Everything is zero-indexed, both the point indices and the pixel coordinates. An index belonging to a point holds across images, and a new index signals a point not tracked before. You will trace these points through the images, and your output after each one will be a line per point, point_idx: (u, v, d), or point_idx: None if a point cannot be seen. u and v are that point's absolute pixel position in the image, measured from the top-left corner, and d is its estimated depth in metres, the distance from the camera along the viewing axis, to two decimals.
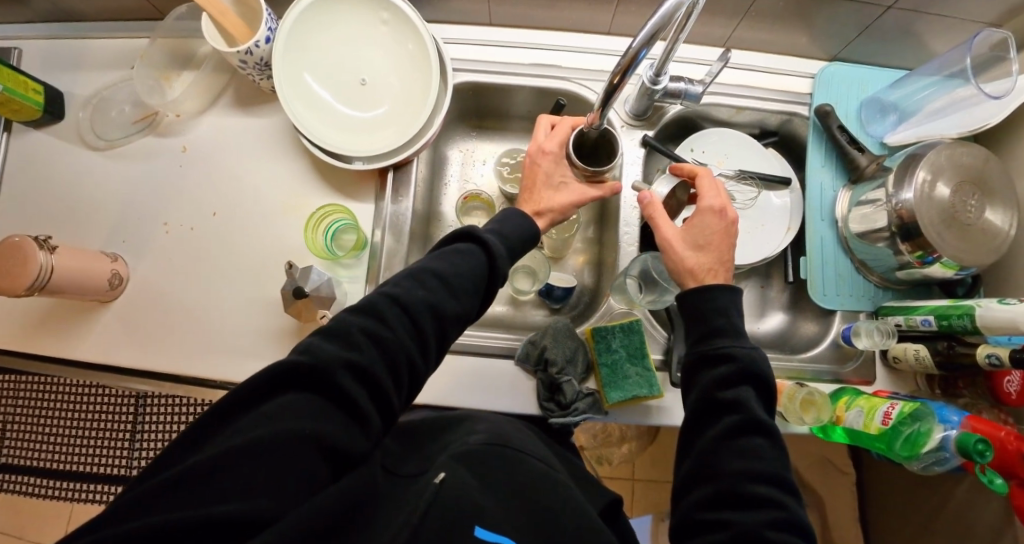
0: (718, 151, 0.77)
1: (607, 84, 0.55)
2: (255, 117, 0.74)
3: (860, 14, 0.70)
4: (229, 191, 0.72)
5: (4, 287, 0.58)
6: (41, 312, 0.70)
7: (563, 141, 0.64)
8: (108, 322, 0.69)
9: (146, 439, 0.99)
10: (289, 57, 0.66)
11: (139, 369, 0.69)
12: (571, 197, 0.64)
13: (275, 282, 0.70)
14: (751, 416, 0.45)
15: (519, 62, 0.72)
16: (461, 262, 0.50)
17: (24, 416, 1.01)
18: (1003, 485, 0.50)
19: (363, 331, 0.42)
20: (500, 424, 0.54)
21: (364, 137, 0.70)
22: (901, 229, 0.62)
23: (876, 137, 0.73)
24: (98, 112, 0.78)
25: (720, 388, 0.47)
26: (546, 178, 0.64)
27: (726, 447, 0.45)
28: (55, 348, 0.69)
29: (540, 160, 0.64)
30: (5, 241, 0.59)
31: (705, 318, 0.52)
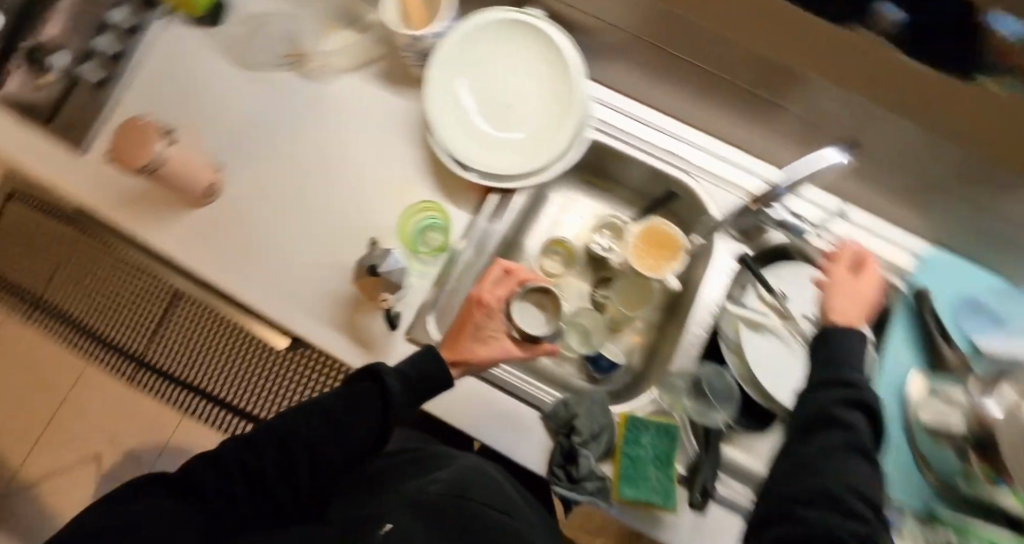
0: (803, 289, 0.74)
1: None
2: (391, 96, 0.78)
3: None
4: (341, 149, 0.76)
5: (126, 162, 0.66)
6: (148, 191, 0.76)
7: (503, 297, 0.62)
8: (192, 223, 0.75)
9: (169, 331, 1.23)
10: (452, 60, 0.71)
11: (201, 275, 0.74)
12: (495, 355, 0.59)
13: (347, 248, 0.72)
14: (861, 440, 0.44)
15: (648, 141, 0.75)
16: (356, 405, 0.50)
17: (106, 273, 1.30)
18: None
19: (238, 464, 0.45)
20: (465, 472, 0.53)
21: (487, 151, 0.72)
22: (975, 438, 0.61)
23: (966, 335, 0.70)
24: (254, 34, 0.82)
25: (840, 406, 0.46)
26: (475, 330, 0.60)
27: (825, 454, 0.44)
28: (141, 226, 0.75)
29: (473, 310, 0.61)
30: (134, 122, 0.66)
31: (837, 364, 0.50)
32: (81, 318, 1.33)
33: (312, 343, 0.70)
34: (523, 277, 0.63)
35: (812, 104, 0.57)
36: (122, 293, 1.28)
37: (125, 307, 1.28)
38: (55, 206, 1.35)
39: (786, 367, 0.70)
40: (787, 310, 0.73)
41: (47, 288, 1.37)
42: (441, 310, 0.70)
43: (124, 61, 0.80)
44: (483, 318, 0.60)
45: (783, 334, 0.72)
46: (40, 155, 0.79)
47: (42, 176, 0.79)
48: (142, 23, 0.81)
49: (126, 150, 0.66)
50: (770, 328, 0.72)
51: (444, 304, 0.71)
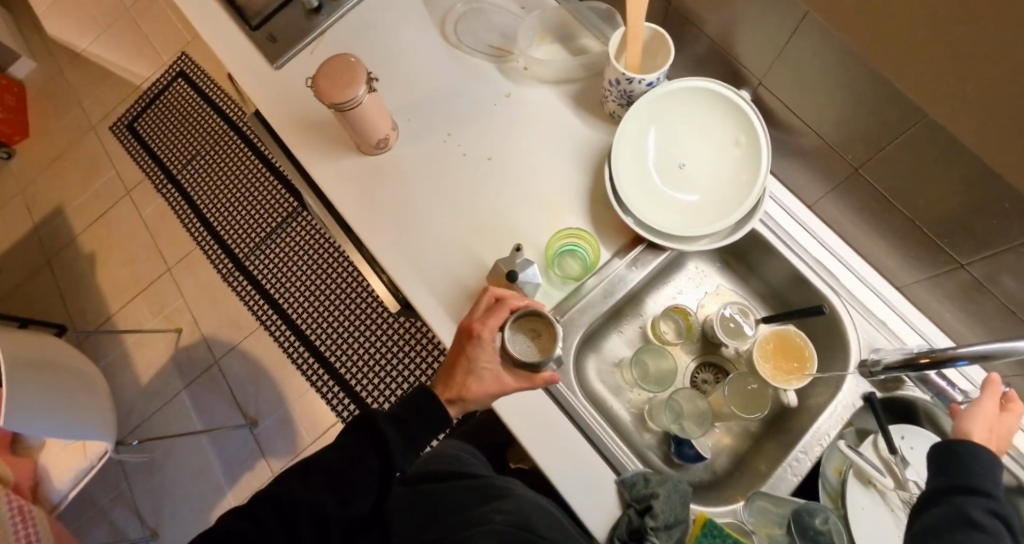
0: (926, 461, 0.68)
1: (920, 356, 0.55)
2: (575, 117, 0.79)
3: None
4: (510, 150, 0.78)
5: (325, 92, 0.67)
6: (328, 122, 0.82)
7: (495, 327, 0.59)
8: (354, 166, 0.80)
9: (278, 245, 1.40)
10: (651, 106, 0.73)
11: (347, 216, 0.78)
12: (490, 392, 0.58)
13: (485, 242, 0.74)
14: None
15: (807, 250, 0.74)
16: (359, 452, 0.52)
17: (246, 177, 1.48)
18: None
19: (270, 514, 0.46)
20: (525, 505, 0.55)
21: (650, 202, 0.72)
22: None
23: None
24: (468, 18, 0.87)
25: None
26: (467, 365, 0.59)
27: None
28: (313, 155, 0.81)
29: (464, 343, 0.60)
30: (345, 58, 0.67)
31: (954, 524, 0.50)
32: (205, 203, 1.50)
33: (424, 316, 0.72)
34: (516, 305, 0.61)
35: (1022, 285, 0.53)
36: (265, 211, 1.44)
37: (248, 209, 1.45)
38: (228, 107, 1.56)
39: (883, 536, 0.64)
40: (903, 477, 0.66)
41: (198, 181, 1.52)
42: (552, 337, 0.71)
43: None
44: (473, 350, 0.59)
45: (889, 499, 0.66)
46: (252, 60, 0.87)
47: (246, 79, 0.87)
48: None
49: (330, 82, 0.67)
50: (879, 488, 0.66)
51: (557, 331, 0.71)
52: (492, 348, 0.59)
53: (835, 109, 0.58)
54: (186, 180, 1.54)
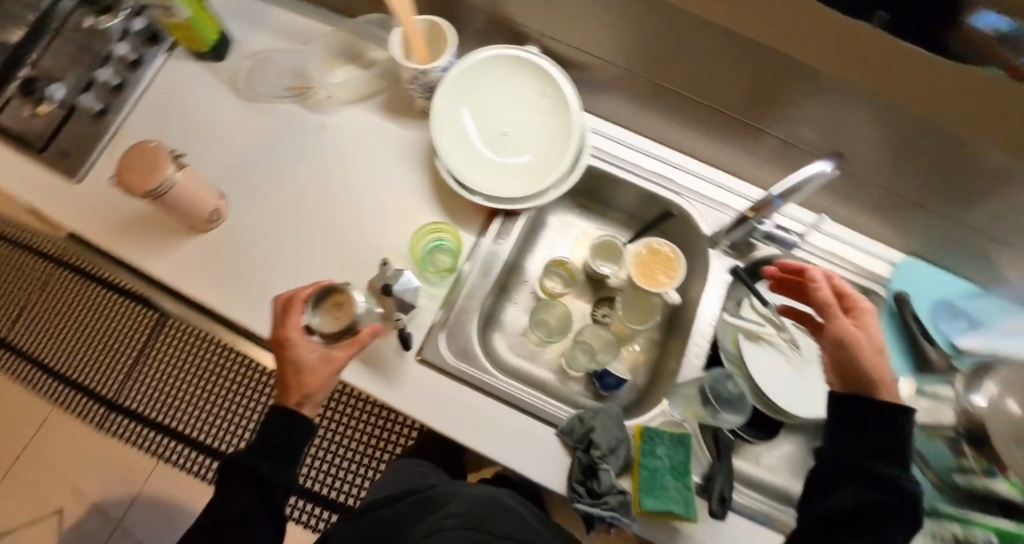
0: (793, 303, 0.79)
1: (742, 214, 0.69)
2: (397, 125, 0.81)
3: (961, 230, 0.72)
4: (344, 175, 0.78)
5: (131, 185, 0.63)
6: (144, 216, 0.75)
7: (297, 321, 0.59)
8: (188, 247, 0.74)
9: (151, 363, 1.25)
10: (456, 89, 0.76)
11: (199, 300, 0.72)
12: (328, 376, 0.58)
13: (352, 270, 0.72)
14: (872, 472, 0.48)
15: (642, 166, 0.80)
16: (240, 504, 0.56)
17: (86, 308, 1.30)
18: None
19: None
20: (479, 502, 0.51)
21: (488, 175, 0.75)
22: (967, 431, 0.65)
23: (945, 336, 0.76)
24: (259, 69, 0.85)
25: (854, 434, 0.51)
26: (293, 368, 0.58)
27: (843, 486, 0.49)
28: (138, 251, 0.74)
29: (280, 353, 0.59)
30: (143, 144, 0.64)
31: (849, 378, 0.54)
32: (46, 355, 1.29)
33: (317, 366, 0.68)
34: (307, 292, 0.60)
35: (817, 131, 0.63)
36: (121, 336, 1.28)
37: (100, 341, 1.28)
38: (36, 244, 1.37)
39: (782, 375, 0.74)
40: (781, 321, 0.76)
41: (30, 334, 1.32)
42: (452, 333, 0.71)
43: (123, 91, 0.82)
44: (290, 351, 0.58)
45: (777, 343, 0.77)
46: (32, 182, 0.78)
47: (32, 203, 0.78)
48: (143, 55, 0.83)
49: (133, 171, 0.63)
50: (766, 339, 0.76)
51: (454, 325, 0.71)
52: (304, 338, 0.58)
53: (603, 35, 0.65)
54: (14, 340, 1.32)
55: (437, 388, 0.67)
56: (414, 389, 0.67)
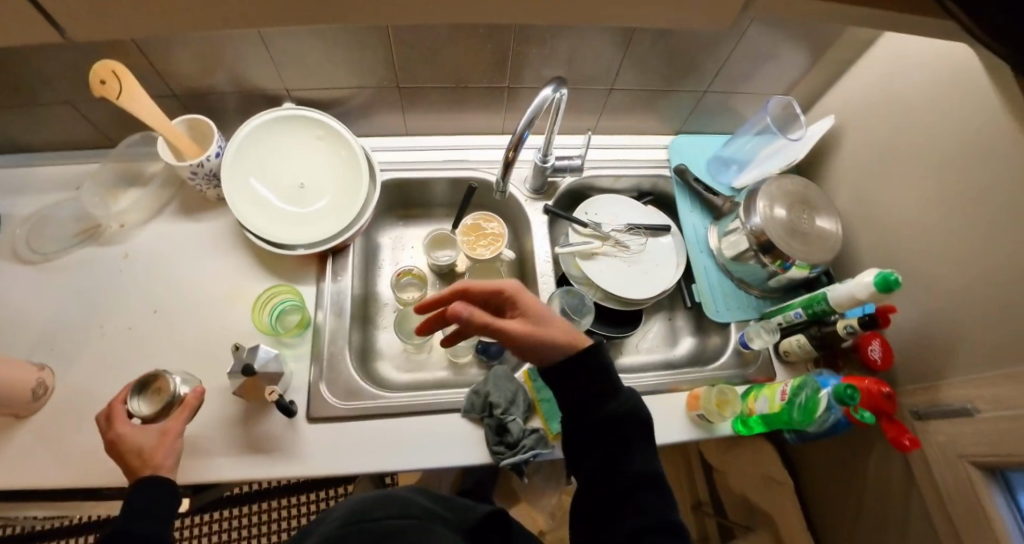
0: (608, 212, 0.91)
1: (505, 158, 0.69)
2: (202, 224, 0.82)
3: (693, 99, 0.88)
4: (169, 291, 0.78)
5: None
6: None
7: (122, 418, 0.60)
8: (25, 438, 0.70)
9: None
10: (235, 165, 0.78)
11: (58, 480, 0.67)
12: (175, 445, 0.60)
13: (216, 371, 0.73)
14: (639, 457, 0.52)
15: (434, 159, 0.88)
16: None
17: None
18: (870, 417, 0.59)
19: None
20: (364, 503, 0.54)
21: (304, 226, 0.80)
22: (760, 246, 0.77)
23: (726, 183, 0.91)
24: (36, 230, 0.81)
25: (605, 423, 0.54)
26: (133, 456, 0.58)
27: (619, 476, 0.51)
28: None
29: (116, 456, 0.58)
30: None
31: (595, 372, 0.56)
32: None
33: (214, 476, 0.67)
34: (121, 393, 0.62)
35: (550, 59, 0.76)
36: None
37: None
38: None
39: (622, 273, 0.86)
40: (604, 231, 0.88)
41: None
42: (332, 378, 0.73)
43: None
44: (125, 445, 0.58)
45: (608, 250, 0.88)
46: None
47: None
48: None
49: None
50: (599, 253, 0.87)
51: (332, 370, 0.74)
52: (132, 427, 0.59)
53: (344, 59, 0.72)
54: None
55: (342, 431, 0.70)
56: (320, 444, 0.70)
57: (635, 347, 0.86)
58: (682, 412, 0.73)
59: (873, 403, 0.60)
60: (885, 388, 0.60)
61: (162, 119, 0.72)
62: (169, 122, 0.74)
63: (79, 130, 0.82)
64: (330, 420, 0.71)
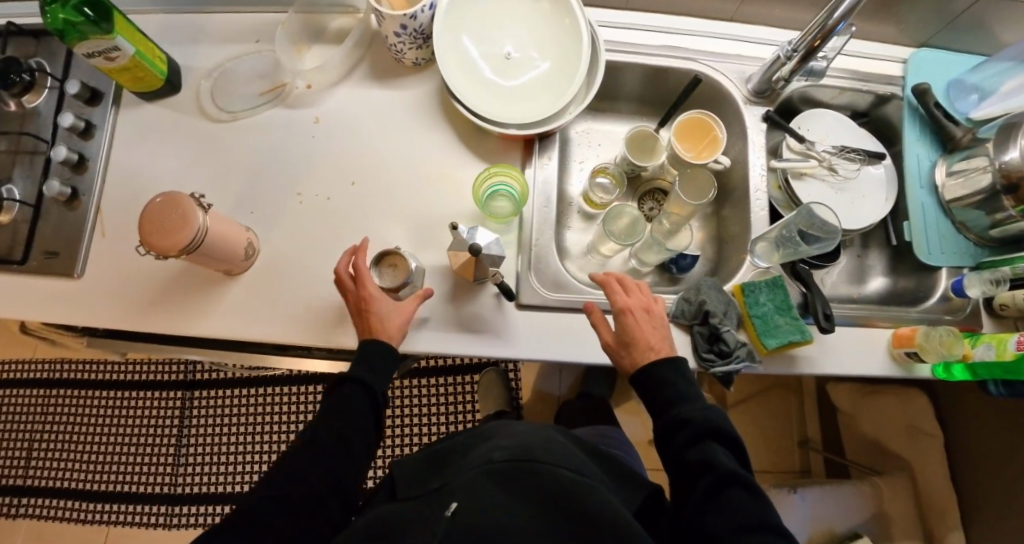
0: (821, 130, 0.83)
1: (807, 44, 0.66)
2: (392, 90, 0.75)
3: (960, 4, 0.75)
4: (366, 162, 0.72)
5: (158, 246, 0.56)
6: (171, 285, 0.68)
7: (370, 279, 0.61)
8: (234, 293, 0.68)
9: (224, 416, 1.29)
10: (449, 24, 0.69)
11: (277, 343, 0.67)
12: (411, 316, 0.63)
13: (422, 252, 0.70)
14: (722, 471, 0.56)
15: (650, 44, 0.77)
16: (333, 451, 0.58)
17: (136, 392, 1.30)
18: None
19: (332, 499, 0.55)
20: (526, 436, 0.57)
21: (514, 103, 0.71)
22: (1006, 187, 0.70)
23: (962, 113, 0.80)
24: (220, 83, 0.75)
25: (691, 451, 0.59)
26: (377, 317, 0.61)
27: (714, 505, 0.55)
28: (185, 322, 0.67)
29: (363, 311, 0.61)
30: (151, 202, 0.57)
31: (663, 389, 0.62)
32: (110, 449, 1.29)
33: (430, 354, 0.68)
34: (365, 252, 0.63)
35: None
36: (181, 404, 1.30)
37: (163, 415, 1.30)
38: (57, 359, 1.32)
39: (829, 199, 0.81)
40: (818, 151, 0.81)
41: (84, 436, 1.29)
42: (539, 271, 0.71)
43: (88, 163, 0.72)
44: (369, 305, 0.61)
45: (818, 174, 0.82)
46: (22, 298, 0.68)
47: (35, 320, 0.68)
48: (91, 118, 0.73)
49: (156, 232, 0.56)
50: (808, 174, 0.81)
51: (539, 264, 0.71)
52: (376, 291, 0.61)
53: None
54: (67, 449, 1.29)
55: (552, 325, 0.69)
56: (529, 335, 0.69)
57: (822, 280, 0.85)
58: (885, 348, 0.73)
59: None
60: None
61: None
62: None
63: None
64: (539, 314, 0.70)
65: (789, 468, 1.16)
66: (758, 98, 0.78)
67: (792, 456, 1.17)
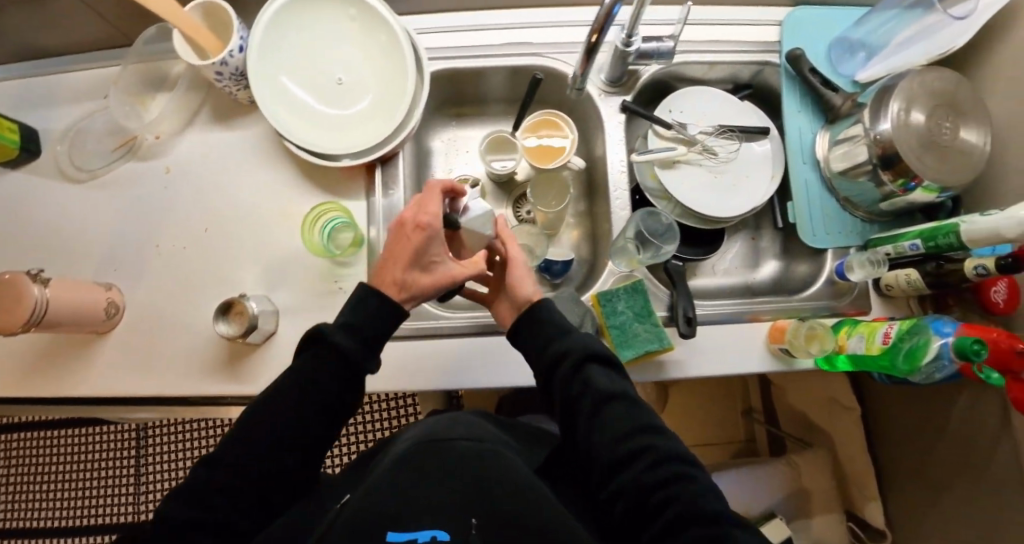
0: (696, 109, 0.77)
1: (586, 42, 0.55)
2: (238, 130, 0.75)
3: None
4: (216, 208, 0.72)
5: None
6: (38, 351, 0.69)
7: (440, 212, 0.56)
8: (106, 352, 0.69)
9: (158, 456, 1.23)
10: (266, 62, 0.69)
11: (144, 397, 0.68)
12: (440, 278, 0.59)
13: (275, 291, 0.69)
14: (600, 392, 0.54)
15: (492, 44, 0.73)
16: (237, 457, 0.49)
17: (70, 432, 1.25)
18: (1000, 379, 0.52)
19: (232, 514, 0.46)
20: (432, 421, 0.55)
21: (346, 133, 0.71)
22: (882, 159, 0.63)
23: (847, 76, 0.74)
24: (76, 144, 0.76)
25: (570, 380, 0.56)
26: (415, 255, 0.56)
27: (596, 422, 0.54)
28: (54, 385, 0.68)
29: (409, 236, 0.56)
30: None
31: (536, 333, 0.60)
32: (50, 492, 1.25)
33: None
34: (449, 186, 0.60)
35: None
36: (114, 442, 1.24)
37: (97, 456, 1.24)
38: None
39: (705, 184, 0.75)
40: (690, 135, 0.75)
41: (24, 481, 1.26)
42: None
43: None
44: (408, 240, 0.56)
45: (694, 159, 0.76)
46: None
47: None
48: None
49: None
50: (682, 160, 0.75)
51: None
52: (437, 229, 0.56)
53: None
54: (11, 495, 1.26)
55: (410, 352, 0.70)
56: (389, 364, 0.69)
57: (711, 269, 0.80)
58: (762, 343, 0.68)
59: (1000, 363, 0.51)
60: (1020, 344, 0.50)
61: (175, 6, 0.60)
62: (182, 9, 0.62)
63: (92, 26, 0.73)
64: (396, 343, 0.69)
65: (733, 439, 1.12)
66: (613, 89, 0.74)
67: (736, 426, 1.12)
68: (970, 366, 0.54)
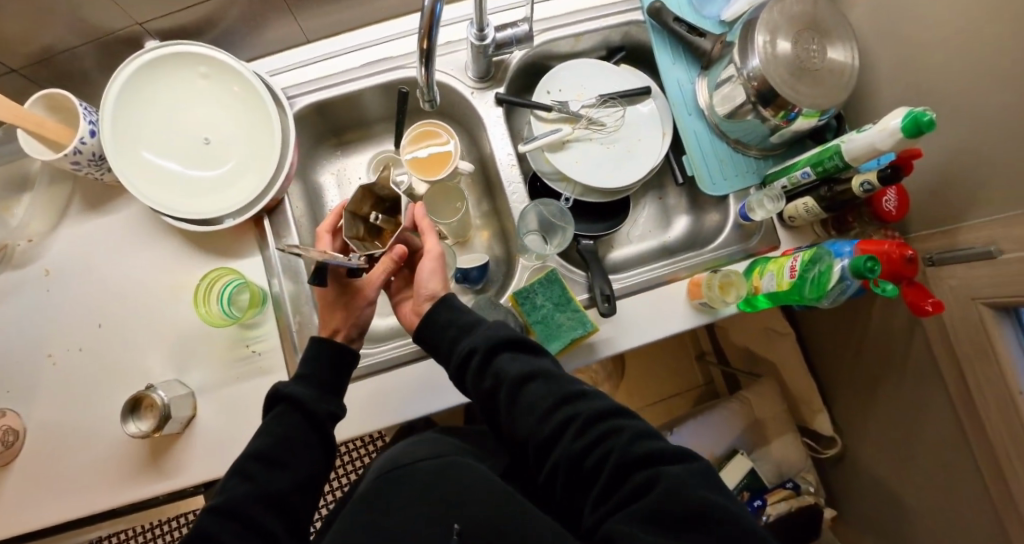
0: (573, 84, 0.75)
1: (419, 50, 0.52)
2: (114, 215, 0.72)
3: None
4: (108, 299, 0.70)
5: None
6: None
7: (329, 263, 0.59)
8: (23, 477, 0.66)
9: None
10: (121, 138, 0.65)
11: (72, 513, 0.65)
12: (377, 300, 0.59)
13: (186, 370, 0.67)
14: (512, 379, 0.49)
15: (351, 68, 0.72)
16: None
17: None
18: (893, 290, 0.52)
19: None
20: (389, 451, 0.52)
21: (223, 192, 0.69)
22: (758, 97, 0.62)
23: (714, 18, 0.73)
24: None
25: (481, 377, 0.51)
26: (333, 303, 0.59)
27: (518, 408, 0.49)
28: None
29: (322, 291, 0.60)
30: None
31: (441, 333, 0.55)
32: None
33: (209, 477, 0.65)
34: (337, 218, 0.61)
35: None
36: None
37: None
38: None
39: (601, 158, 0.74)
40: (573, 112, 0.73)
41: None
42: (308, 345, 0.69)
43: None
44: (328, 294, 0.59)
45: (583, 134, 0.75)
46: None
47: None
48: None
49: None
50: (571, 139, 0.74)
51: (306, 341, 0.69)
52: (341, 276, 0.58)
53: None
54: None
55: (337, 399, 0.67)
56: None
57: (625, 238, 0.80)
58: (684, 301, 0.68)
59: (894, 271, 0.52)
60: (908, 251, 0.51)
61: (14, 105, 0.57)
62: (24, 108, 0.59)
63: None
64: None
65: (693, 383, 1.12)
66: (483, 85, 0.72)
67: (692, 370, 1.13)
68: (868, 283, 0.54)
